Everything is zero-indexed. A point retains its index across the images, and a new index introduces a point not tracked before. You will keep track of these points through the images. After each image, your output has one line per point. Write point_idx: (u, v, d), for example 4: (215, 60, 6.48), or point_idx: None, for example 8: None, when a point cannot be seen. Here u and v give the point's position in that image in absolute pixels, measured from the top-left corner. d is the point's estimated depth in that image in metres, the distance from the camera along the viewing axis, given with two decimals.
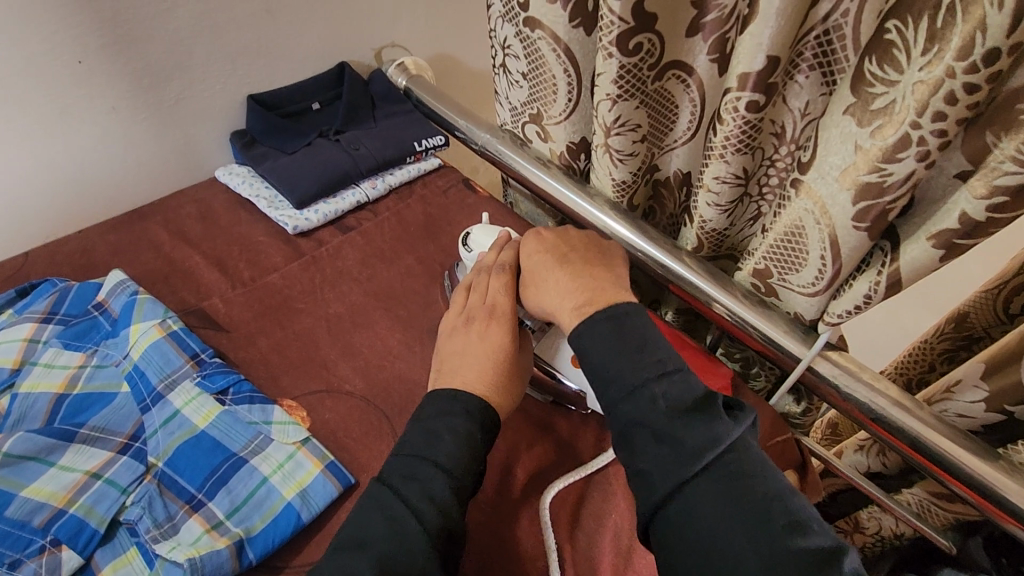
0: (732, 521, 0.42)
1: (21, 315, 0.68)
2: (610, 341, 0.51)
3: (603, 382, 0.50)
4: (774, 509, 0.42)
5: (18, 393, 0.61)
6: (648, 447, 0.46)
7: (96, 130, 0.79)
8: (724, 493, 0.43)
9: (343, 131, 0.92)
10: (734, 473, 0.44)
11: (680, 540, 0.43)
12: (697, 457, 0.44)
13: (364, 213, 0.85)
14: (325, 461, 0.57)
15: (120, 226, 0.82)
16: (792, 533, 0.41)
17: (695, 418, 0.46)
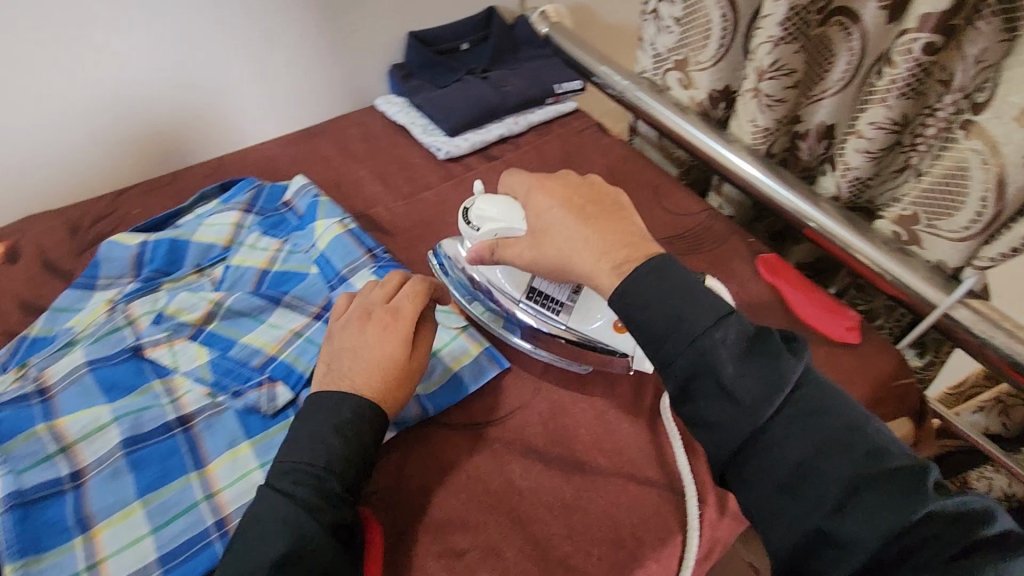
0: (818, 453, 0.43)
1: (226, 204, 0.80)
2: (656, 288, 0.48)
3: (655, 332, 0.48)
4: (855, 441, 0.43)
5: (230, 265, 0.73)
6: (714, 398, 0.45)
7: (286, 53, 0.89)
8: (805, 427, 0.44)
9: (489, 70, 0.99)
10: (811, 407, 0.45)
11: (763, 477, 0.44)
12: (768, 399, 0.44)
13: (507, 146, 0.93)
14: (481, 346, 0.66)
15: (296, 142, 0.94)
16: (875, 458, 0.43)
17: (756, 359, 0.46)
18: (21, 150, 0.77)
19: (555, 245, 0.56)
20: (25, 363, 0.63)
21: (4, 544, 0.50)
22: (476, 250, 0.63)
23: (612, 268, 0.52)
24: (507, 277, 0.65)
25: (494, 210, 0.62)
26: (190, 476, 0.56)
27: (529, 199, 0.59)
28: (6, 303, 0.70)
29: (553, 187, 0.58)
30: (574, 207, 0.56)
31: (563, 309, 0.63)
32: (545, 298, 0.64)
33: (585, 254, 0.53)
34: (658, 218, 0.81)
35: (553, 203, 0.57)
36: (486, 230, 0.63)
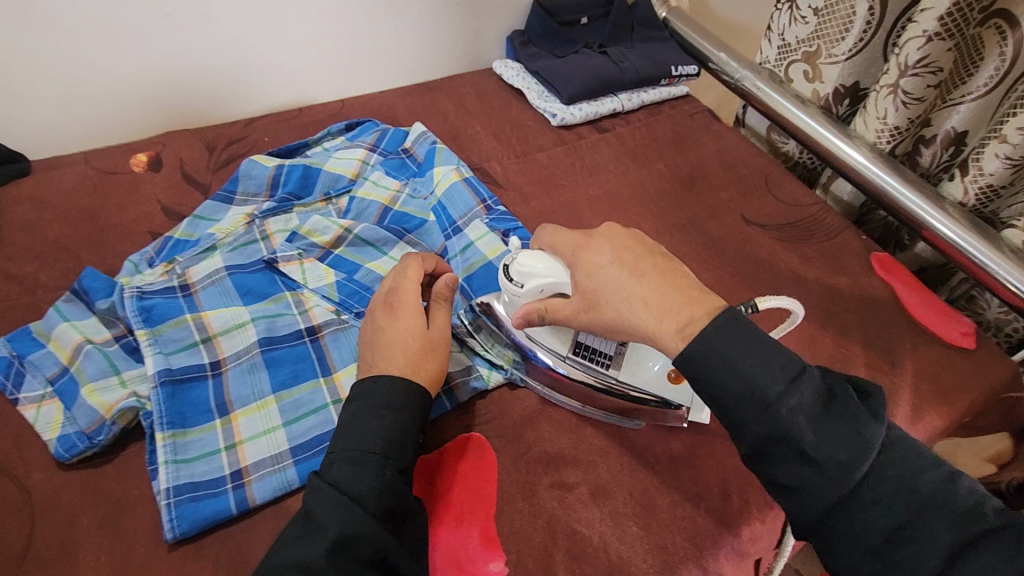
0: (854, 469, 0.42)
1: (352, 141, 0.84)
2: (732, 342, 0.44)
3: (731, 394, 0.43)
4: (919, 479, 0.43)
5: (355, 197, 0.76)
6: (751, 425, 0.43)
7: (420, 6, 0.92)
8: (842, 443, 0.42)
9: (606, 46, 1.00)
10: (843, 422, 0.43)
11: (805, 497, 0.43)
12: (771, 397, 0.42)
13: (618, 120, 0.94)
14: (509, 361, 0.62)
15: (415, 94, 0.97)
16: (926, 489, 0.42)
17: (753, 352, 0.43)
18: (170, 70, 0.82)
19: (609, 300, 0.49)
20: (171, 260, 0.68)
21: (158, 413, 0.54)
22: (523, 314, 0.57)
23: (677, 330, 0.45)
24: (549, 335, 0.59)
25: (534, 263, 0.56)
26: (319, 381, 0.59)
27: (577, 252, 0.53)
28: (150, 207, 0.76)
29: (601, 241, 0.52)
30: (628, 260, 0.50)
31: (612, 362, 0.58)
32: (591, 352, 0.58)
33: (645, 315, 0.47)
34: (769, 205, 0.81)
35: (609, 255, 0.51)
36: (531, 286, 0.56)
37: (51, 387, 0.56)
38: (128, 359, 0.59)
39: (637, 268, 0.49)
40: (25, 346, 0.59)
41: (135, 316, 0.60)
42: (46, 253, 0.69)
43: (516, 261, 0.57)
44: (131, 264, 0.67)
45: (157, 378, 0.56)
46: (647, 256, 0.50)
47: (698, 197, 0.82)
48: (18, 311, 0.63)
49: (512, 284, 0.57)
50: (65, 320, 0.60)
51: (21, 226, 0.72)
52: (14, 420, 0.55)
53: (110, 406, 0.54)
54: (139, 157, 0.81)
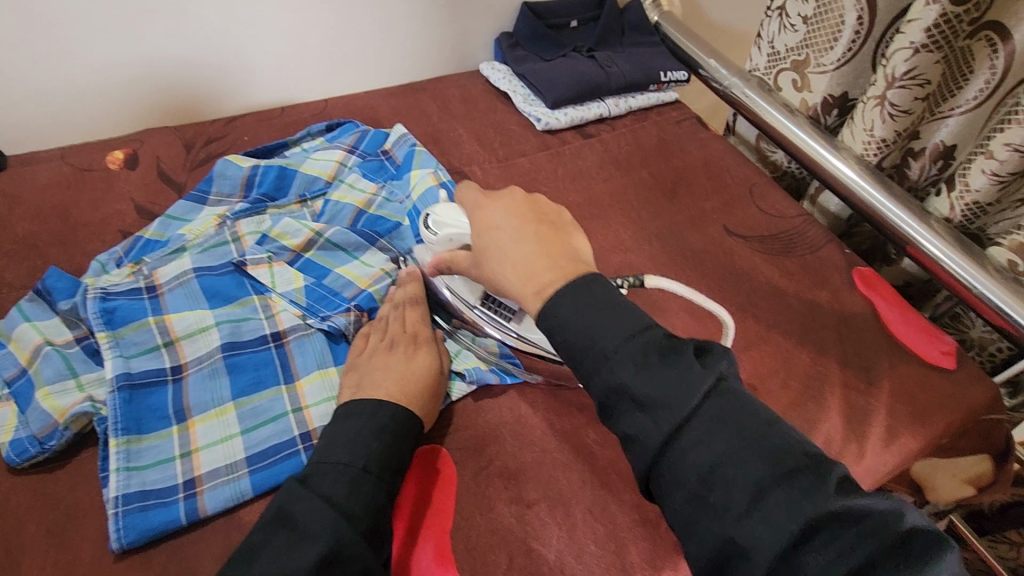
0: (725, 454, 0.39)
1: (331, 143, 0.83)
2: (581, 305, 0.46)
3: (577, 351, 0.45)
4: (778, 446, 0.39)
5: (330, 200, 0.75)
6: (630, 413, 0.42)
7: (405, 6, 0.91)
8: (714, 427, 0.40)
9: (595, 50, 0.99)
10: (721, 409, 0.41)
11: (674, 488, 0.40)
12: (682, 410, 0.40)
13: (603, 125, 0.92)
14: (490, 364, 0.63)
15: (399, 95, 0.96)
16: (785, 455, 0.38)
17: (668, 369, 0.42)
18: (149, 66, 0.81)
19: (496, 265, 0.53)
20: (139, 261, 0.67)
21: (112, 419, 0.53)
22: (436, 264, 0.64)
23: (539, 292, 0.49)
24: (464, 288, 0.66)
25: (449, 216, 0.63)
26: (281, 389, 0.58)
27: (475, 212, 0.56)
28: (123, 205, 0.75)
29: (497, 206, 0.55)
30: (514, 224, 0.53)
31: (515, 318, 0.63)
32: (498, 306, 0.64)
33: (515, 276, 0.51)
34: (752, 216, 0.79)
35: (500, 219, 0.54)
36: (442, 235, 0.63)
37: (8, 389, 0.56)
38: (88, 361, 0.58)
39: (519, 232, 0.53)
40: None
41: (96, 318, 0.59)
42: (13, 251, 0.68)
43: (434, 213, 0.65)
44: (98, 264, 0.66)
45: (115, 382, 0.55)
46: (531, 222, 0.53)
47: (680, 206, 0.81)
48: None
49: (429, 233, 0.65)
50: (26, 320, 0.59)
51: None
52: None
53: (64, 411, 0.53)
54: (115, 155, 0.80)
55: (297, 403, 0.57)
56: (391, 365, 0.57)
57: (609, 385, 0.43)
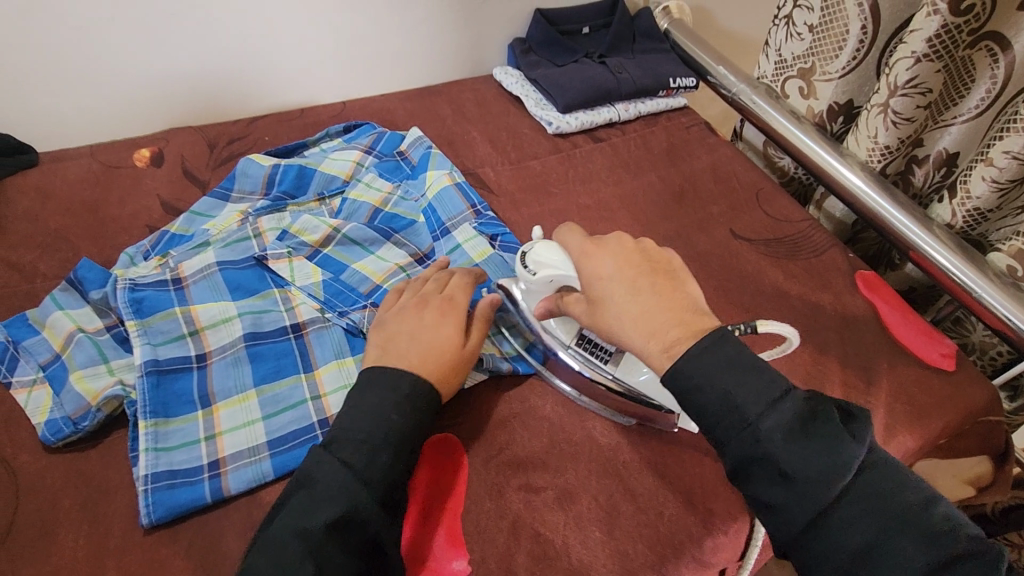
0: (875, 535, 0.43)
1: (349, 143, 0.86)
2: (715, 368, 0.47)
3: (710, 416, 0.47)
4: (920, 518, 0.44)
5: (348, 198, 0.78)
6: (766, 479, 0.45)
7: (422, 12, 0.94)
8: (862, 512, 0.44)
9: (606, 56, 1.01)
10: (864, 491, 0.44)
11: (822, 562, 0.44)
12: (821, 482, 0.44)
13: (613, 130, 0.95)
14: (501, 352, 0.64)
15: (415, 98, 0.99)
16: (931, 530, 0.43)
17: (809, 445, 0.44)
18: (177, 68, 0.84)
19: (610, 316, 0.53)
20: (165, 254, 0.70)
21: (141, 402, 0.56)
22: (542, 305, 0.61)
23: (662, 350, 0.50)
24: (560, 327, 0.62)
25: (549, 256, 0.60)
26: (300, 377, 0.60)
27: (583, 259, 0.56)
28: (150, 201, 0.78)
29: (607, 255, 0.55)
30: (627, 275, 0.53)
31: (610, 360, 0.60)
32: (594, 347, 0.60)
33: (635, 332, 0.51)
34: (758, 220, 0.81)
35: (612, 268, 0.54)
36: (542, 276, 0.60)
37: (42, 373, 0.59)
38: (117, 348, 0.61)
39: (635, 284, 0.52)
40: (21, 332, 0.61)
41: (126, 307, 0.62)
42: (46, 243, 0.71)
43: (533, 252, 0.61)
44: (127, 257, 0.69)
45: (144, 368, 0.58)
46: (648, 274, 0.53)
47: (689, 209, 0.83)
48: (16, 298, 0.66)
49: (527, 272, 0.61)
50: (60, 308, 0.62)
51: (25, 216, 0.74)
52: (5, 403, 0.57)
53: (96, 394, 0.56)
54: (143, 153, 0.84)
55: (315, 390, 0.60)
56: (417, 336, 0.58)
57: (748, 455, 0.45)
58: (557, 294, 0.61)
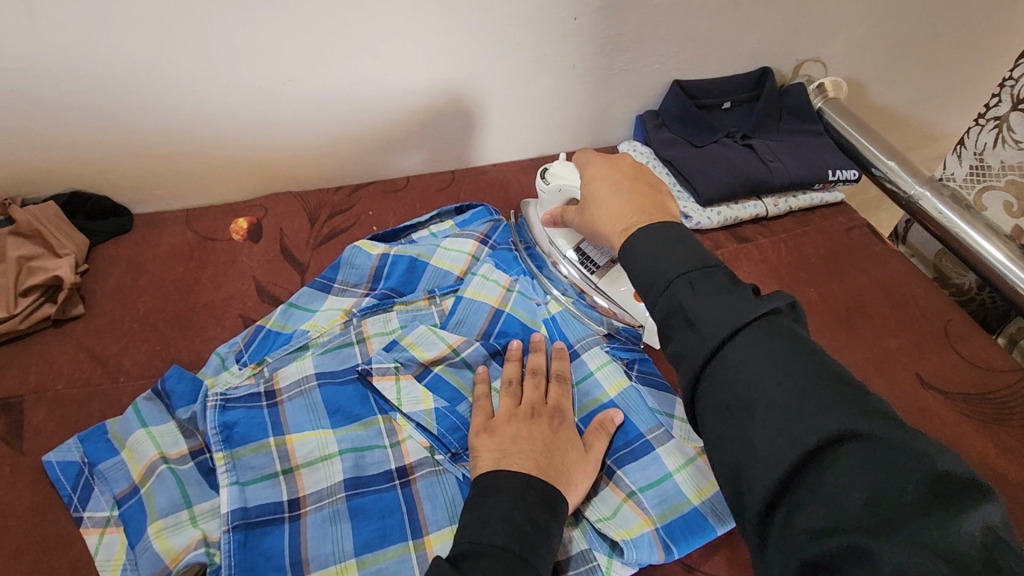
0: (761, 371, 0.38)
1: (463, 229, 0.77)
2: (659, 245, 0.48)
3: (643, 281, 0.47)
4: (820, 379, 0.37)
5: (462, 296, 0.68)
6: (680, 331, 0.43)
7: (554, 81, 0.84)
8: (773, 359, 0.38)
9: (750, 137, 0.89)
10: (773, 345, 0.39)
11: (709, 408, 0.40)
12: (727, 329, 0.40)
13: (759, 227, 0.83)
14: (700, 497, 0.54)
15: (530, 172, 0.90)
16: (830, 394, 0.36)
17: (720, 298, 0.42)
18: (287, 133, 0.77)
19: (594, 210, 0.58)
20: (260, 359, 0.61)
21: (226, 569, 0.47)
22: (548, 214, 0.69)
23: (621, 231, 0.53)
24: (560, 234, 0.71)
25: (563, 171, 0.66)
26: (407, 546, 0.50)
27: (587, 167, 0.62)
28: (245, 284, 0.71)
29: (606, 163, 0.60)
30: (617, 180, 0.58)
31: (600, 270, 0.69)
32: (586, 259, 0.70)
33: (605, 219, 0.56)
34: (950, 364, 0.67)
35: (606, 173, 0.59)
36: (553, 187, 0.67)
37: (118, 511, 0.51)
38: (201, 483, 0.53)
39: (616, 185, 0.57)
40: (98, 451, 0.54)
41: (214, 434, 0.54)
42: (134, 330, 0.65)
43: (551, 166, 0.67)
44: (217, 358, 0.61)
45: (231, 520, 0.49)
46: (631, 179, 0.57)
47: (860, 341, 0.69)
48: (97, 401, 0.59)
49: (543, 184, 0.68)
50: (141, 426, 0.54)
51: (113, 293, 0.68)
52: (73, 545, 0.49)
53: (177, 555, 0.47)
54: (239, 223, 0.77)
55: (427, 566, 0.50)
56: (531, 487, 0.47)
57: (701, 360, 0.41)
58: (564, 206, 0.67)
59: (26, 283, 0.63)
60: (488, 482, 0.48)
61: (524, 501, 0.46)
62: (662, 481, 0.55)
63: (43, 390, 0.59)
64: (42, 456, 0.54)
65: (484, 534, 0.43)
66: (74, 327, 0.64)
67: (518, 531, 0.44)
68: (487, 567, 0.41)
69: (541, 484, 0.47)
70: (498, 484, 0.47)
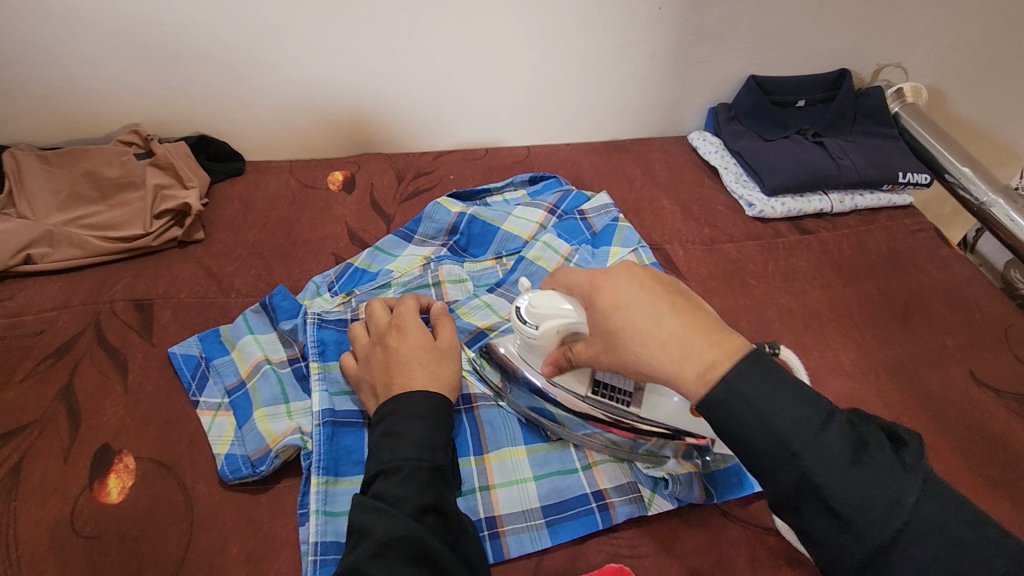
0: (952, 574, 0.36)
1: (534, 198, 0.83)
2: (754, 391, 0.40)
3: (755, 446, 0.40)
4: (970, 543, 0.37)
5: (525, 257, 0.74)
6: (820, 517, 0.38)
7: (632, 68, 0.88)
8: (935, 539, 0.37)
9: (821, 135, 0.91)
10: (924, 511, 0.37)
11: None
12: (892, 518, 0.37)
13: (822, 222, 0.85)
14: None
15: (601, 153, 0.95)
16: (980, 542, 0.37)
17: (864, 472, 0.38)
18: (383, 97, 0.85)
19: (639, 353, 0.45)
20: (349, 291, 0.70)
21: (317, 455, 0.54)
22: (548, 361, 0.57)
23: (697, 375, 0.42)
24: (568, 377, 0.58)
25: (548, 307, 0.54)
26: (470, 460, 0.56)
27: (597, 291, 0.49)
28: (338, 228, 0.79)
29: (617, 283, 0.47)
30: (646, 299, 0.45)
31: (634, 400, 0.57)
32: (613, 392, 0.57)
33: (664, 358, 0.43)
34: (1006, 365, 0.68)
35: (633, 292, 0.46)
36: (546, 330, 0.55)
37: (228, 399, 0.59)
38: (296, 386, 0.60)
39: (655, 311, 0.45)
40: (213, 349, 0.63)
41: (313, 346, 0.61)
42: (244, 256, 0.74)
43: (529, 305, 0.56)
44: (313, 286, 0.70)
45: (321, 417, 0.56)
46: (665, 296, 0.46)
47: (915, 335, 0.71)
48: (212, 311, 0.68)
49: (528, 329, 0.56)
50: (251, 332, 0.63)
51: (227, 224, 0.77)
52: (190, 421, 0.58)
53: (277, 437, 0.55)
54: (336, 176, 0.85)
55: (486, 477, 0.56)
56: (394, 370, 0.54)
57: None
58: (565, 346, 0.56)
59: (160, 207, 0.73)
60: (389, 402, 0.51)
61: (418, 418, 0.50)
62: None
63: (170, 297, 0.68)
64: (168, 348, 0.63)
65: (395, 452, 0.48)
66: (195, 249, 0.74)
67: (417, 445, 0.48)
68: (394, 484, 0.46)
69: (428, 397, 0.51)
70: (391, 407, 0.50)
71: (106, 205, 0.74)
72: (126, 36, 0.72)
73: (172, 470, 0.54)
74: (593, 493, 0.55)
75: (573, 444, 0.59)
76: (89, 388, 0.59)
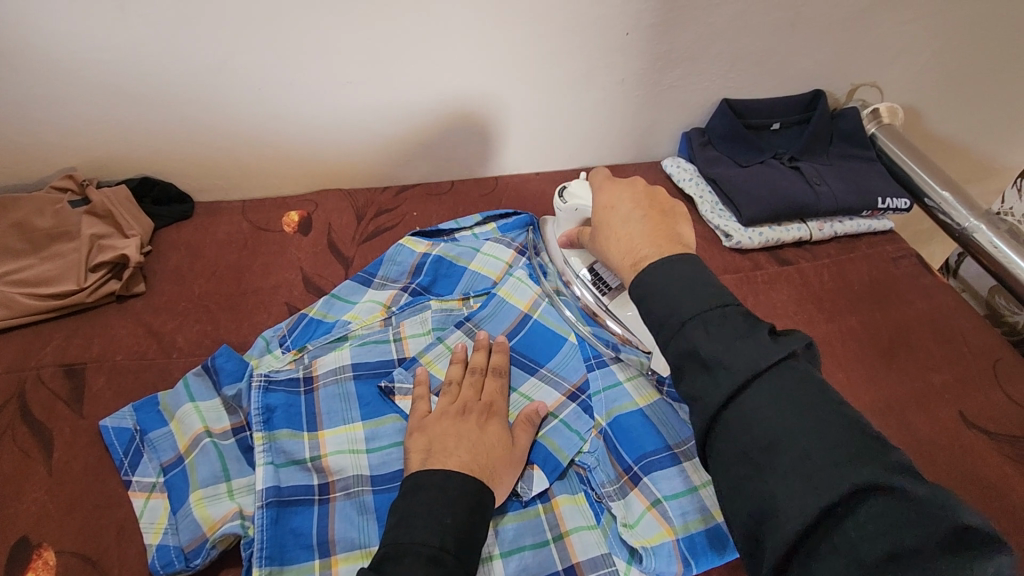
0: (779, 418, 0.39)
1: (503, 234, 0.79)
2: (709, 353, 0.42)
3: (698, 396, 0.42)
4: (811, 400, 0.39)
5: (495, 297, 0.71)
6: (694, 376, 0.42)
7: (601, 95, 0.85)
8: (776, 393, 0.39)
9: (797, 160, 0.88)
10: (781, 377, 0.40)
11: (727, 446, 0.40)
12: (748, 372, 0.40)
13: (801, 251, 0.82)
14: (725, 515, 0.55)
15: None
16: (829, 406, 0.39)
17: (739, 338, 0.42)
18: (339, 131, 0.80)
19: (607, 242, 0.55)
20: (302, 346, 0.64)
21: (259, 543, 0.49)
22: (565, 235, 0.68)
23: (631, 264, 0.51)
24: (575, 256, 0.71)
25: (579, 191, 0.65)
26: None
27: (599, 193, 0.59)
28: (292, 274, 0.74)
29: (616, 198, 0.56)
30: (634, 206, 0.55)
31: (610, 293, 0.69)
32: (598, 280, 0.69)
33: (619, 245, 0.53)
34: (998, 404, 0.65)
35: (620, 198, 0.56)
36: (568, 208, 0.66)
37: (163, 478, 0.54)
38: (240, 460, 0.55)
39: (628, 215, 0.54)
40: (149, 420, 0.57)
41: (257, 415, 0.56)
42: (189, 310, 0.69)
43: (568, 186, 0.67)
44: (263, 341, 0.65)
45: (265, 497, 0.51)
46: (644, 206, 0.54)
47: (902, 374, 0.67)
48: (151, 374, 0.62)
49: (560, 203, 0.68)
50: (190, 400, 0.58)
51: (171, 274, 0.72)
52: (121, 506, 0.52)
53: (214, 524, 0.50)
54: (291, 216, 0.80)
55: None
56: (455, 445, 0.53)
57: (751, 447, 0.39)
58: (580, 225, 0.66)
59: (96, 259, 0.68)
60: (413, 482, 0.48)
61: (439, 497, 0.47)
62: (688, 496, 0.56)
63: (104, 359, 0.63)
64: (99, 420, 0.57)
65: (400, 536, 0.44)
66: (136, 303, 0.69)
67: (439, 527, 0.45)
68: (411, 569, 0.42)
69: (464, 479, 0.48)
70: (417, 485, 0.48)
71: (36, 258, 0.68)
72: (55, 76, 0.67)
73: (97, 566, 0.49)
74: (566, 569, 0.51)
75: (543, 513, 0.55)
76: (7, 471, 0.54)
